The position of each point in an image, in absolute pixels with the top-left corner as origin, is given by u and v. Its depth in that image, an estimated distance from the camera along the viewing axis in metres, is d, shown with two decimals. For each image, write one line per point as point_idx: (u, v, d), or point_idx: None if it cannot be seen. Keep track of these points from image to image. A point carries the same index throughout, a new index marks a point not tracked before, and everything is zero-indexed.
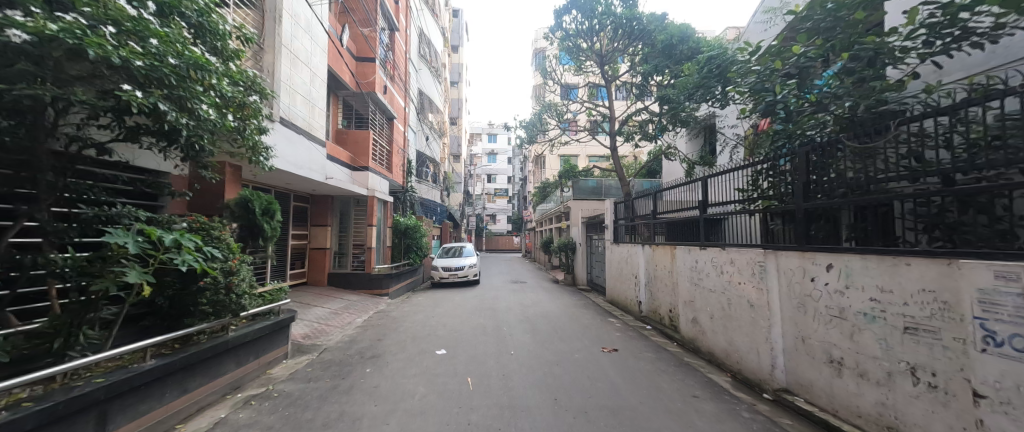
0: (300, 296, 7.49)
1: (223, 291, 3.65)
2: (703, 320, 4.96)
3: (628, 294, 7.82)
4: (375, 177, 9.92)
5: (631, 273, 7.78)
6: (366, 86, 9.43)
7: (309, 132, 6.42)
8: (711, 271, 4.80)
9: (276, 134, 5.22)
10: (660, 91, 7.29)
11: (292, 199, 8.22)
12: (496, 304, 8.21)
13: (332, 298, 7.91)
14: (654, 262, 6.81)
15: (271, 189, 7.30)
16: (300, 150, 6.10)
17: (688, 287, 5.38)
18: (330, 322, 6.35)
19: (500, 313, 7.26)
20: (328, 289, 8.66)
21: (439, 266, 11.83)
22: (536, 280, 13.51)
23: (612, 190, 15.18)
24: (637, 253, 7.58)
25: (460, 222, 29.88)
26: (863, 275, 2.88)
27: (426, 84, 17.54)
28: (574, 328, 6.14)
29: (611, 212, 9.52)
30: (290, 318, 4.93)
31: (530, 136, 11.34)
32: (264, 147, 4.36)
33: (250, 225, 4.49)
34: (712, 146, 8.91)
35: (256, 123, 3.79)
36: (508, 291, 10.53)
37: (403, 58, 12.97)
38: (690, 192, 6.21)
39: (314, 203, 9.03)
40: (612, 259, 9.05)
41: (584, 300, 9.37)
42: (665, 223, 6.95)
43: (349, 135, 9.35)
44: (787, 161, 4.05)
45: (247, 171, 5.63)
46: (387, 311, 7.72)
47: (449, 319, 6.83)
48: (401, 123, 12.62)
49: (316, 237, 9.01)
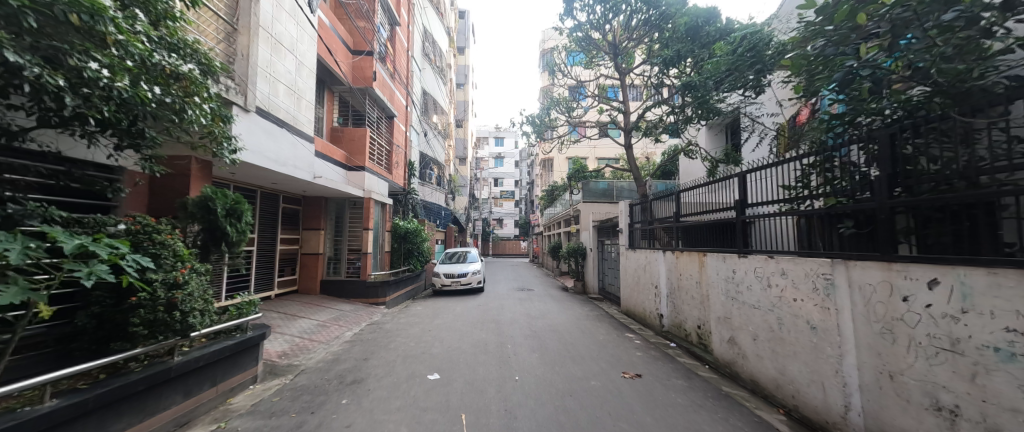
0: (287, 307, 6.87)
1: (164, 309, 2.93)
2: (743, 341, 4.17)
3: (647, 305, 7.04)
4: (372, 177, 9.32)
5: (650, 283, 6.99)
6: (363, 81, 8.86)
7: (293, 126, 5.82)
8: (755, 283, 4.02)
9: (245, 122, 4.60)
10: (683, 79, 6.55)
11: (281, 200, 7.64)
12: (499, 316, 7.46)
13: (322, 308, 7.27)
14: (678, 271, 6.01)
15: (255, 190, 6.72)
16: (281, 144, 5.49)
17: (723, 301, 4.59)
18: (314, 337, 5.71)
19: (505, 327, 6.54)
20: (320, 298, 8.04)
21: (441, 273, 11.17)
22: (543, 288, 12.75)
23: (624, 193, 14.39)
24: (656, 260, 6.79)
25: (466, 226, 29.22)
26: (990, 295, 2.05)
27: (430, 84, 17.07)
28: (587, 347, 5.38)
29: (625, 215, 8.73)
30: (261, 336, 4.26)
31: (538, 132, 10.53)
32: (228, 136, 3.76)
33: (211, 228, 3.84)
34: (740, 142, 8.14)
35: (207, 106, 3.14)
36: (513, 300, 9.81)
37: (405, 54, 12.41)
38: (721, 191, 5.44)
39: (307, 205, 8.46)
40: (627, 267, 8.26)
41: (596, 310, 8.62)
42: (689, 226, 6.17)
43: (345, 133, 8.80)
44: (857, 150, 3.26)
45: (220, 168, 5.04)
46: (381, 323, 7.06)
47: (447, 333, 6.13)
48: (402, 123, 12.05)
49: (307, 242, 8.42)
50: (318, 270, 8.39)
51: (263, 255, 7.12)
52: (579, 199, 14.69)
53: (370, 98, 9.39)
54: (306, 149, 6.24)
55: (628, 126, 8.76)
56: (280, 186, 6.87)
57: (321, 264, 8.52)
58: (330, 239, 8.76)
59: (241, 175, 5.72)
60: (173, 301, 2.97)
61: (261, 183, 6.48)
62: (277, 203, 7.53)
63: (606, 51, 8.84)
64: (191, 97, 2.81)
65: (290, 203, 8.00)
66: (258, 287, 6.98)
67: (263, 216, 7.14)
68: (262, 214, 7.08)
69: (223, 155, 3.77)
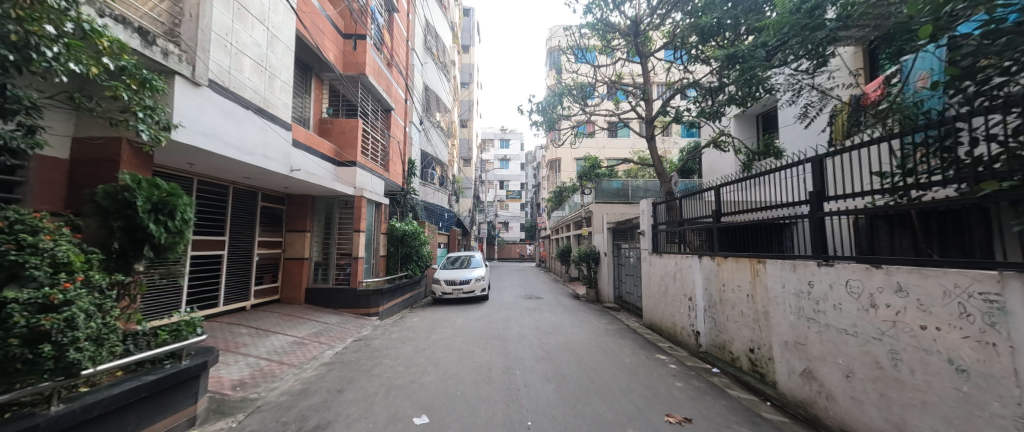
0: (261, 320, 5.97)
1: (25, 342, 2.02)
2: (830, 378, 3.14)
3: (677, 319, 6.03)
4: (366, 174, 8.46)
5: (681, 294, 5.97)
6: (355, 68, 8.04)
7: (263, 108, 4.95)
8: (847, 301, 2.99)
9: (189, 96, 3.70)
10: (721, 54, 5.56)
11: (260, 198, 6.79)
12: (506, 331, 6.47)
13: (303, 322, 6.36)
14: (722, 280, 4.98)
15: (226, 185, 5.88)
16: (246, 128, 4.59)
17: (792, 322, 3.58)
18: (285, 359, 4.79)
19: (512, 345, 5.57)
20: (304, 309, 7.15)
21: (441, 279, 10.22)
22: (553, 296, 11.75)
23: (640, 192, 13.33)
24: (690, 268, 5.78)
25: (471, 229, 28.20)
26: None
27: (432, 79, 16.23)
28: (614, 375, 4.38)
29: (648, 215, 7.69)
30: (201, 367, 3.28)
31: (547, 122, 9.03)
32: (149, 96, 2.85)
33: (127, 227, 2.92)
34: (788, 131, 7.12)
35: (88, 48, 2.37)
36: (521, 310, 8.82)
37: (404, 45, 11.59)
38: (779, 185, 4.41)
39: (291, 205, 7.59)
40: (651, 275, 7.23)
41: (615, 323, 7.61)
42: (733, 227, 5.15)
43: (334, 124, 7.96)
44: (1008, 114, 2.27)
45: (166, 154, 4.18)
46: (370, 339, 6.13)
47: (443, 354, 5.17)
48: (401, 117, 11.22)
49: (291, 245, 7.53)
50: (304, 277, 7.51)
51: (235, 260, 6.25)
52: (591, 199, 13.68)
53: (364, 87, 8.57)
54: (281, 138, 5.33)
55: (651, 115, 7.76)
56: (255, 181, 5.99)
57: (306, 270, 7.63)
58: (317, 242, 7.88)
59: (201, 167, 4.85)
60: (40, 330, 2.07)
61: (231, 177, 5.62)
62: (255, 202, 6.68)
63: (625, 32, 7.88)
64: (41, 26, 2.03)
65: (271, 201, 7.13)
66: (229, 297, 6.09)
67: (238, 215, 6.28)
68: (235, 212, 6.22)
69: (144, 126, 2.81)
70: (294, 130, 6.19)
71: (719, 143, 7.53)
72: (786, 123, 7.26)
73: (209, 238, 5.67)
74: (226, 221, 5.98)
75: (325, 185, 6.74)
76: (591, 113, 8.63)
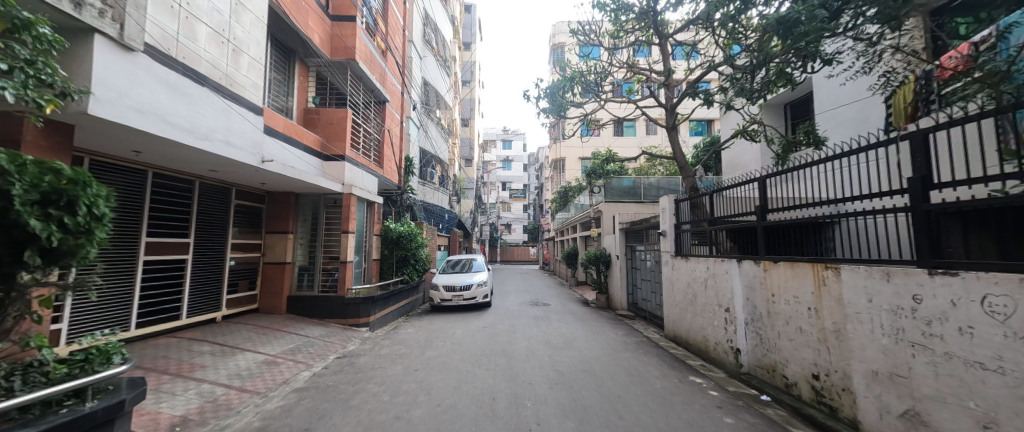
0: (230, 334, 5.20)
1: None
2: (955, 428, 2.31)
3: (710, 333, 5.19)
4: (357, 170, 7.69)
5: (714, 303, 5.15)
6: (344, 53, 7.27)
7: (224, 87, 4.19)
8: (985, 323, 2.16)
9: (112, 60, 2.95)
10: (764, 23, 4.73)
11: (234, 195, 6.01)
12: (511, 347, 5.65)
13: (280, 335, 5.58)
14: (771, 290, 4.15)
15: (189, 178, 5.12)
16: (200, 108, 3.84)
17: (887, 347, 2.75)
18: (248, 384, 4.00)
19: (519, 365, 4.75)
20: (285, 320, 6.37)
21: (440, 285, 9.42)
22: (560, 302, 10.92)
23: (653, 191, 12.49)
24: (726, 273, 4.94)
25: (472, 231, 27.39)
26: None
27: (432, 73, 15.49)
28: (645, 408, 3.56)
29: (670, 214, 6.85)
30: (114, 409, 2.46)
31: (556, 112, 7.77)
32: (37, 37, 2.09)
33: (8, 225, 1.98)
34: (838, 117, 6.30)
35: None
36: (527, 319, 8.01)
37: (400, 34, 10.84)
38: (846, 174, 3.59)
39: (271, 204, 6.83)
40: (675, 282, 6.40)
41: (633, 335, 6.78)
42: (782, 226, 4.31)
43: (321, 115, 7.21)
44: None
45: (100, 137, 3.44)
46: (356, 355, 5.33)
47: (438, 377, 4.35)
48: (396, 111, 10.45)
49: (271, 249, 6.75)
50: (286, 283, 6.74)
51: (203, 266, 5.49)
52: (600, 198, 12.87)
53: (354, 74, 7.79)
54: (251, 124, 4.58)
55: (671, 103, 6.95)
56: (224, 175, 5.25)
57: (289, 276, 6.86)
58: (301, 245, 7.09)
59: (152, 155, 4.11)
60: None
61: (195, 170, 4.90)
62: (229, 200, 5.92)
63: (641, 14, 7.08)
64: None
65: (248, 200, 6.38)
66: (194, 308, 5.32)
67: (207, 215, 5.53)
68: (203, 212, 5.46)
69: (22, 75, 1.98)
70: (270, 116, 5.44)
71: (750, 132, 6.72)
72: (831, 107, 6.43)
73: (169, 241, 4.91)
74: (191, 221, 5.22)
75: (307, 180, 5.96)
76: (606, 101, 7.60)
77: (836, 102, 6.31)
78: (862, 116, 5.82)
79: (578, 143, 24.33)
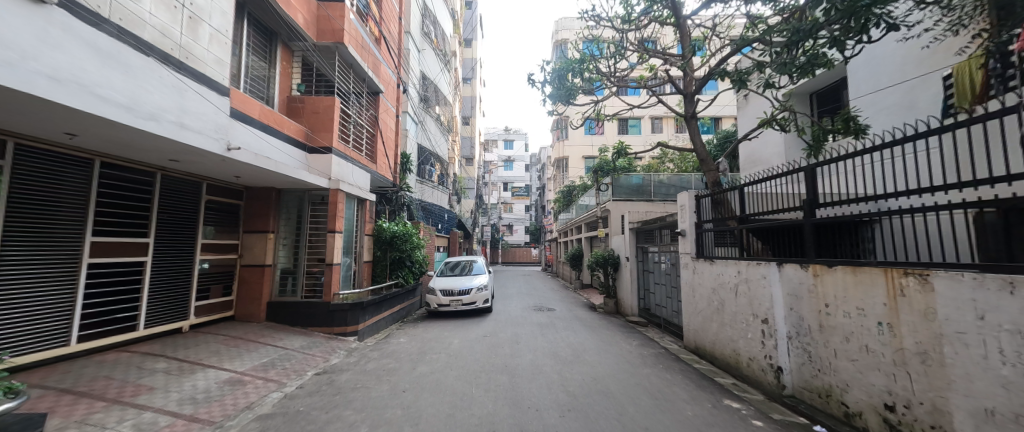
0: (194, 347, 4.57)
1: None
2: None
3: (743, 347, 4.52)
4: (346, 164, 7.07)
5: (747, 312, 4.48)
6: (331, 36, 6.65)
7: (174, 58, 3.57)
8: None
9: (13, 12, 2.31)
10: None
11: (205, 190, 5.39)
12: (514, 361, 4.99)
13: (254, 348, 4.95)
14: (824, 299, 3.48)
15: (146, 169, 4.51)
16: (143, 82, 3.20)
17: (1009, 379, 2.07)
18: (201, 410, 3.34)
19: (526, 386, 4.08)
20: (263, 329, 5.74)
21: (437, 289, 8.78)
22: (566, 307, 10.26)
23: (663, 189, 11.81)
24: (762, 278, 4.28)
25: (473, 232, 26.78)
26: None
27: (430, 68, 14.86)
28: None
29: (690, 211, 6.18)
30: None
31: (565, 92, 6.34)
32: None
33: None
34: (880, 102, 5.65)
35: None
36: (532, 326, 7.36)
37: (396, 22, 10.21)
38: (923, 157, 2.91)
39: (250, 200, 6.21)
40: (697, 287, 5.73)
41: (649, 346, 6.12)
42: (825, 224, 3.65)
43: (306, 103, 6.58)
44: None
45: (17, 114, 2.82)
46: (338, 371, 4.69)
47: (430, 401, 3.68)
48: (391, 103, 9.83)
49: (249, 250, 6.13)
50: (266, 288, 6.12)
51: (167, 269, 4.89)
52: (607, 197, 12.21)
53: (343, 61, 7.19)
54: (212, 104, 3.96)
55: (691, 90, 6.30)
56: (188, 166, 4.64)
57: (269, 280, 6.23)
58: (283, 246, 6.46)
59: (93, 140, 3.49)
60: None
61: (153, 160, 4.30)
62: (199, 195, 5.33)
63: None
64: None
65: (222, 196, 5.77)
66: (155, 316, 4.71)
67: (172, 211, 4.93)
68: (166, 208, 4.85)
69: None
70: (238, 98, 4.81)
71: (779, 121, 6.04)
72: (879, 88, 5.65)
73: (125, 240, 4.33)
74: (151, 219, 4.64)
75: (285, 172, 5.33)
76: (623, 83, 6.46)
77: (879, 85, 5.65)
78: (913, 100, 5.15)
79: (582, 141, 23.75)
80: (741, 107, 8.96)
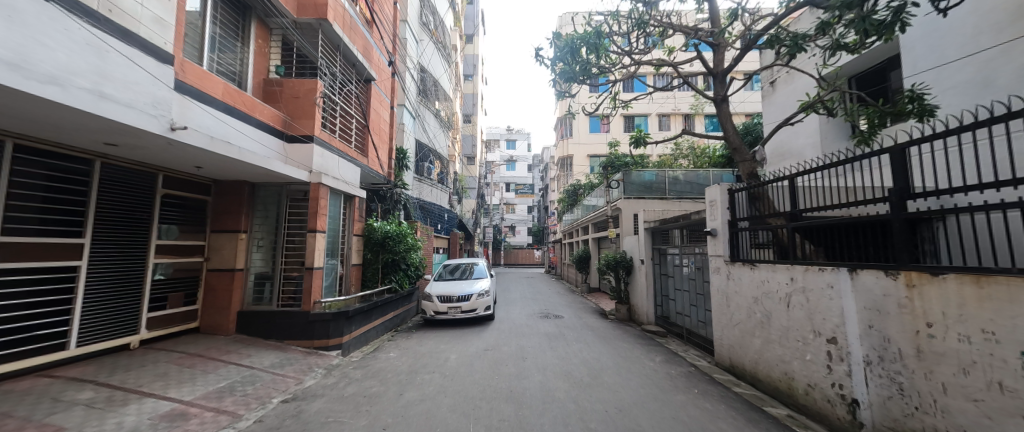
0: (137, 369, 3.81)
1: None
2: None
3: (801, 371, 3.71)
4: (331, 156, 6.32)
5: (806, 329, 3.68)
6: (313, 11, 5.96)
7: (88, 8, 2.82)
8: None
9: None
10: None
11: (159, 182, 4.66)
12: (521, 385, 4.19)
13: (213, 368, 4.19)
14: (925, 317, 2.66)
15: (83, 154, 3.77)
16: (38, 34, 2.44)
17: None
18: None
19: (539, 421, 3.26)
20: (232, 344, 4.99)
21: (434, 295, 7.99)
22: (574, 314, 9.46)
23: (680, 186, 10.91)
24: (826, 288, 3.47)
25: (474, 233, 25.91)
26: None
27: (428, 58, 14.08)
28: None
29: (723, 207, 5.38)
30: None
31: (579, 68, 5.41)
32: None
33: None
34: (948, 79, 4.83)
35: None
36: (539, 338, 6.56)
37: (391, 6, 9.48)
38: None
39: (219, 195, 5.46)
40: (733, 296, 4.93)
41: (675, 362, 5.31)
42: (912, 218, 2.84)
43: (284, 87, 5.84)
44: None
45: None
46: (311, 398, 3.91)
47: None
48: (385, 93, 9.09)
49: (217, 252, 5.39)
50: (236, 296, 5.37)
51: (109, 276, 4.13)
52: (618, 195, 11.40)
53: (328, 42, 6.44)
54: (143, 70, 3.18)
55: (721, 69, 5.49)
56: (131, 152, 3.89)
57: (240, 286, 5.48)
58: (258, 248, 5.71)
59: None
60: None
61: (84, 144, 3.55)
62: (151, 188, 4.58)
63: None
64: None
65: (186, 190, 5.03)
66: (94, 331, 3.95)
67: (116, 206, 4.19)
68: (110, 203, 4.12)
69: None
70: (184, 73, 4.02)
71: (824, 104, 5.20)
72: (948, 61, 4.83)
73: (50, 241, 3.57)
74: (88, 215, 3.90)
75: (252, 162, 4.51)
76: (644, 60, 5.59)
77: (948, 60, 4.83)
78: (994, 74, 4.34)
79: (588, 139, 22.95)
80: (768, 95, 8.18)
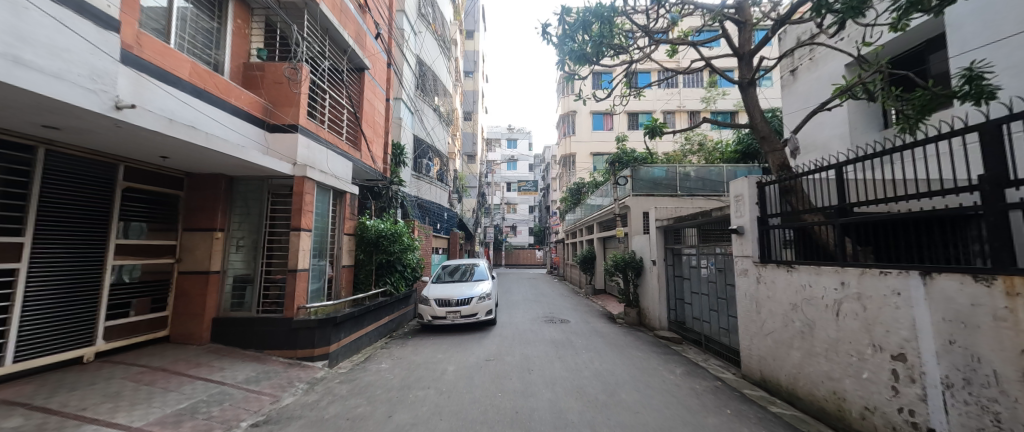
0: (85, 388, 3.30)
1: None
2: None
3: (857, 390, 3.17)
4: (318, 148, 5.80)
5: (862, 342, 3.14)
6: None
7: None
8: None
9: None
10: None
11: (118, 175, 4.15)
12: (528, 404, 3.67)
13: (176, 385, 3.67)
14: None
15: (24, 141, 3.27)
16: None
17: None
18: None
19: None
20: (206, 355, 4.49)
21: (432, 298, 7.47)
22: (580, 318, 8.94)
23: (690, 183, 10.40)
24: (890, 295, 2.92)
25: (474, 233, 25.38)
26: None
27: (427, 52, 13.61)
28: None
29: (751, 202, 4.83)
30: None
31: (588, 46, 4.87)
32: None
33: None
34: (1006, 57, 4.28)
35: None
36: (545, 345, 6.05)
37: None
38: None
39: (192, 190, 4.96)
40: (765, 302, 4.40)
41: (697, 374, 4.79)
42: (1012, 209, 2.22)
43: (265, 72, 5.33)
44: None
45: None
46: (286, 420, 3.37)
47: None
48: (380, 84, 8.60)
49: (190, 253, 4.88)
50: (211, 301, 4.87)
51: (56, 281, 3.60)
52: (625, 192, 10.87)
53: (316, 24, 5.93)
54: (75, 34, 2.66)
55: (748, 49, 4.96)
56: (77, 138, 3.37)
57: (216, 291, 4.97)
58: (237, 248, 5.20)
59: None
60: None
61: (17, 125, 3.01)
62: (108, 181, 4.07)
63: None
64: None
65: (152, 184, 4.52)
66: (35, 344, 3.43)
67: (66, 201, 3.67)
68: (56, 198, 3.60)
69: None
70: (138, 50, 3.50)
71: (864, 86, 4.66)
72: (1009, 34, 4.25)
73: None
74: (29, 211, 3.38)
75: (222, 150, 3.94)
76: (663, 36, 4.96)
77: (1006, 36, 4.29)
78: None
79: (592, 137, 22.40)
80: (788, 85, 7.65)
